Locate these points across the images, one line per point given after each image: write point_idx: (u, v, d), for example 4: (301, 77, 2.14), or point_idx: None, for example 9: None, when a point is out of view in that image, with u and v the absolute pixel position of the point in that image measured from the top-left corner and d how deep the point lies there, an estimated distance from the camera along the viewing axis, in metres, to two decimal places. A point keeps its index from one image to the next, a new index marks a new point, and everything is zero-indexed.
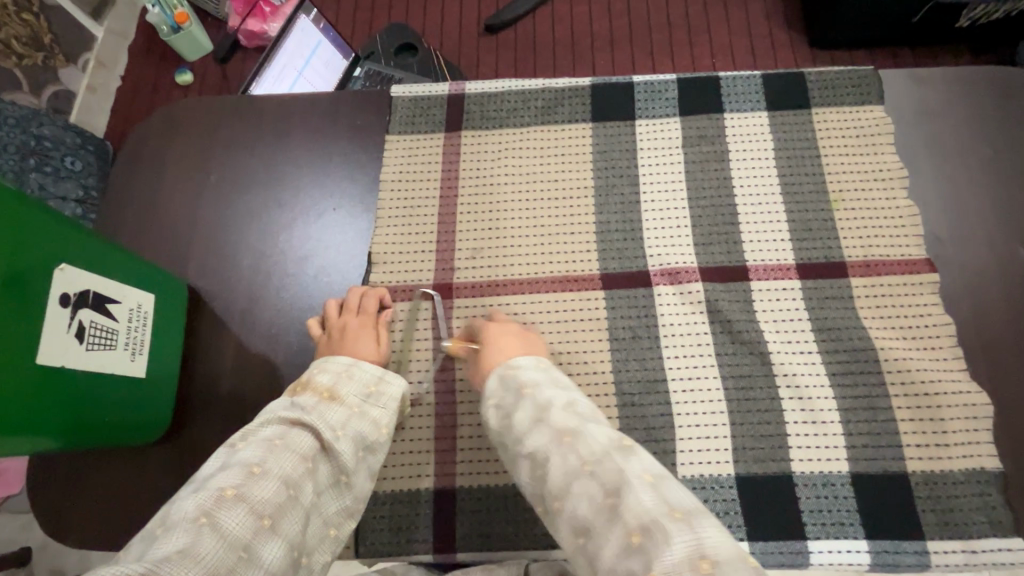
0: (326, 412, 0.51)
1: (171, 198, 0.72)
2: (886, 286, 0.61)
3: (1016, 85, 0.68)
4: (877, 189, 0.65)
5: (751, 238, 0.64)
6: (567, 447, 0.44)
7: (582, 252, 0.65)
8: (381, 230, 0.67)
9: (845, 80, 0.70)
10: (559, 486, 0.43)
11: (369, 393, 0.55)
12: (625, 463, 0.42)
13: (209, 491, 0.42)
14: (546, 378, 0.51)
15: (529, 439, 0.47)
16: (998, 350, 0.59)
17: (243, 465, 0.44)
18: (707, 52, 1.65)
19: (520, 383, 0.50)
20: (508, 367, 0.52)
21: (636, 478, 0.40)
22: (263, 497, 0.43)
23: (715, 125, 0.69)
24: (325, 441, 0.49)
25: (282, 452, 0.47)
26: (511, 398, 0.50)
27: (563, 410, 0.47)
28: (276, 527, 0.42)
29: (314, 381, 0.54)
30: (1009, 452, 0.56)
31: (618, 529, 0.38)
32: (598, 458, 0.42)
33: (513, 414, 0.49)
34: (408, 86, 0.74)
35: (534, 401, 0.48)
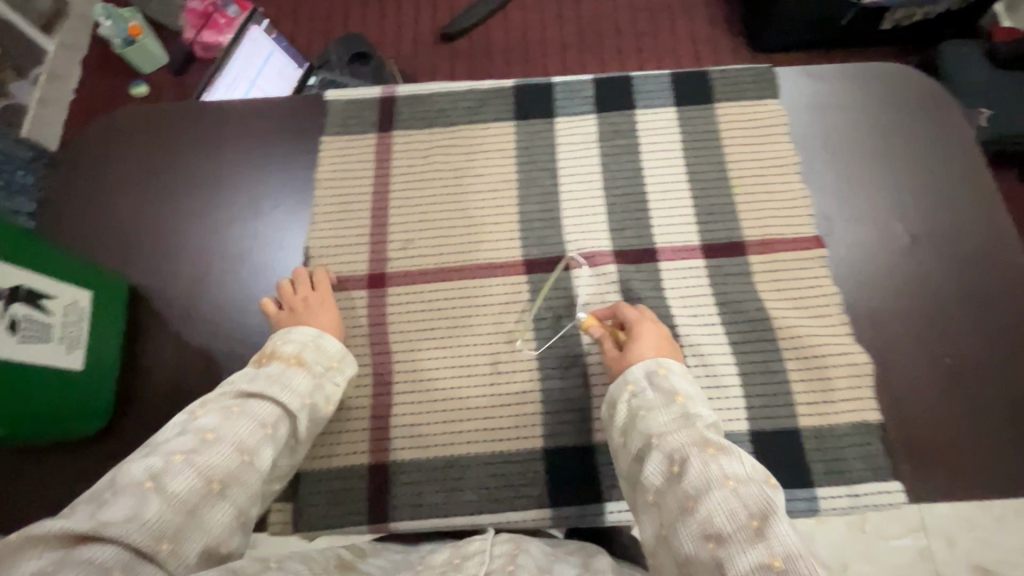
0: (291, 379, 0.56)
1: (113, 200, 0.74)
2: (781, 261, 0.68)
3: (892, 80, 0.76)
4: (774, 174, 0.71)
5: (661, 222, 0.69)
6: (712, 455, 0.47)
7: (506, 240, 0.69)
8: (317, 225, 0.71)
9: (745, 77, 0.76)
10: (696, 491, 0.44)
11: (331, 366, 0.60)
12: (771, 492, 0.44)
13: (163, 454, 0.46)
14: (695, 392, 0.55)
15: (658, 446, 0.50)
16: (881, 315, 0.65)
17: (198, 431, 0.49)
18: (653, 56, 1.73)
19: (674, 389, 0.54)
20: (659, 365, 0.57)
21: (783, 512, 0.42)
22: (212, 462, 0.47)
23: (628, 120, 0.75)
24: (285, 407, 0.54)
25: (238, 419, 0.51)
26: (662, 400, 0.54)
27: (665, 428, 0.51)
28: (223, 492, 0.47)
29: (280, 350, 0.59)
30: (890, 406, 0.62)
31: (756, 539, 0.40)
32: (749, 477, 0.45)
33: (655, 414, 0.53)
34: (342, 91, 0.78)
35: (685, 411, 0.52)
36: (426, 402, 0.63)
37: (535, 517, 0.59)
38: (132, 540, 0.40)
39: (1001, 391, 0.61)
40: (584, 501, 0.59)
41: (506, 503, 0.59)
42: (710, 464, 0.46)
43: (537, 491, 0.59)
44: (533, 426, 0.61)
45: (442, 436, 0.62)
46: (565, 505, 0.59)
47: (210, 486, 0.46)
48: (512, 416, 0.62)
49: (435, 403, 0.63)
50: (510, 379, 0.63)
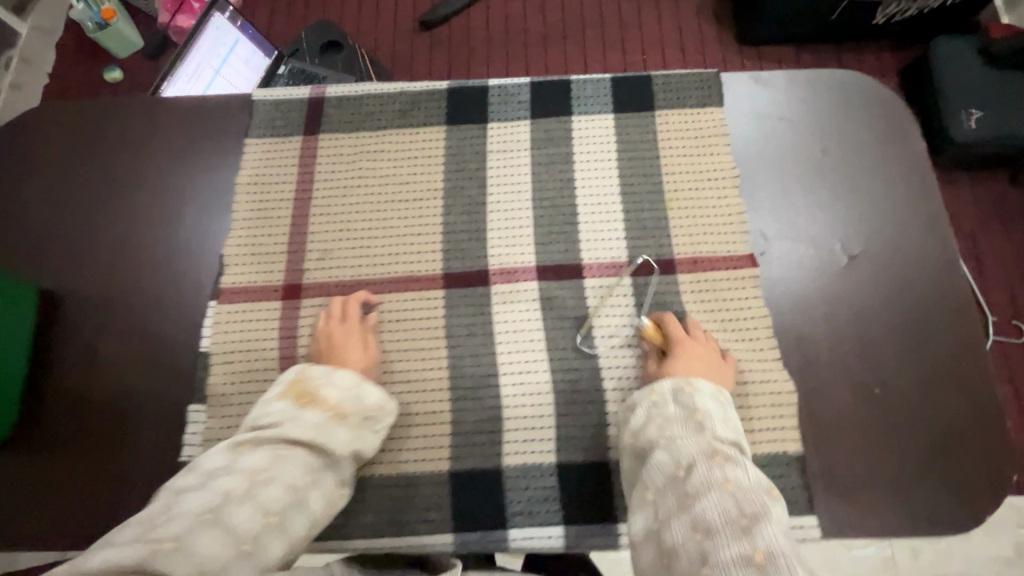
0: (332, 433, 0.53)
1: (32, 202, 0.73)
2: (711, 282, 0.65)
3: (843, 89, 0.72)
4: (710, 187, 0.68)
5: (588, 237, 0.67)
6: (719, 462, 0.47)
7: (428, 253, 0.67)
8: (234, 233, 0.69)
9: (689, 83, 0.73)
10: (694, 492, 0.44)
11: (368, 416, 0.57)
12: (769, 499, 0.43)
13: (216, 489, 0.44)
14: (720, 412, 0.53)
15: (660, 451, 0.50)
16: (809, 340, 0.62)
17: (249, 469, 0.47)
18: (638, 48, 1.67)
19: (694, 403, 0.53)
20: (685, 384, 0.55)
21: (777, 521, 0.41)
22: (271, 500, 0.46)
23: (563, 127, 0.72)
24: (327, 455, 0.52)
25: (287, 461, 0.49)
26: (680, 412, 0.53)
27: (682, 440, 0.50)
28: (278, 530, 0.45)
29: (321, 396, 0.55)
30: (810, 436, 0.60)
31: (737, 526, 0.40)
32: (751, 484, 0.44)
33: (670, 421, 0.53)
34: (269, 91, 0.75)
35: (703, 423, 0.51)
36: None
37: (437, 542, 0.58)
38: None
39: (928, 424, 0.59)
40: (488, 528, 0.58)
41: (408, 528, 0.58)
42: (715, 471, 0.45)
43: (440, 516, 0.58)
44: (439, 449, 0.60)
45: None
46: (468, 532, 0.58)
47: (268, 518, 0.45)
48: (422, 438, 0.60)
49: None
50: (421, 401, 0.62)
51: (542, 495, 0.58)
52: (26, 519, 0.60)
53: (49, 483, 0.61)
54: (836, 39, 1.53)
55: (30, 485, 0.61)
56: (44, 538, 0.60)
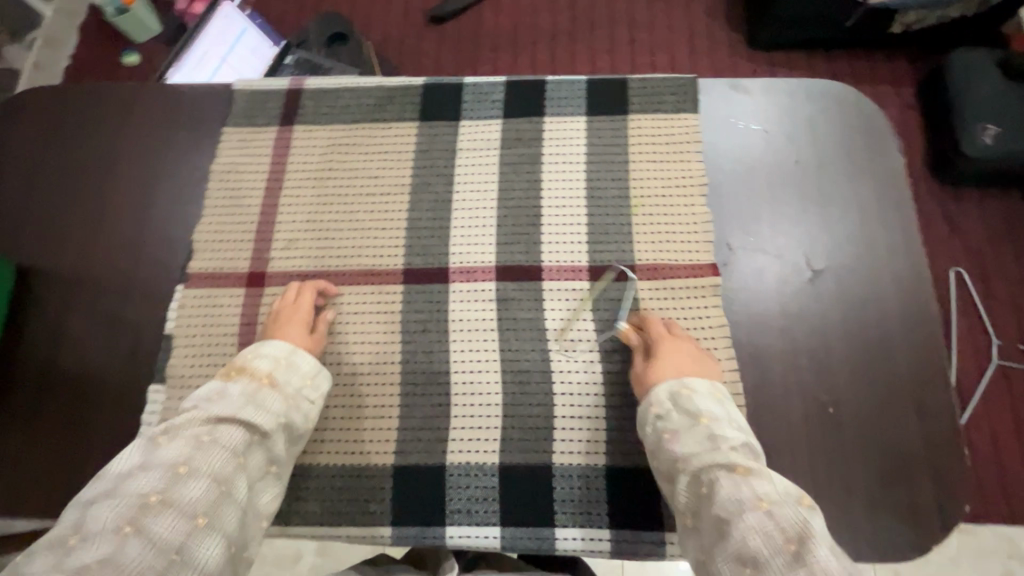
0: (263, 399, 0.55)
1: (12, 177, 0.74)
2: (670, 290, 0.64)
3: (824, 100, 0.70)
4: (677, 193, 0.67)
5: (550, 240, 0.66)
6: (749, 477, 0.45)
7: (390, 247, 0.68)
8: (205, 220, 0.70)
9: (665, 87, 0.71)
10: (729, 514, 0.43)
11: (304, 384, 0.59)
12: (810, 515, 0.43)
13: (132, 497, 0.46)
14: (720, 411, 0.53)
15: (698, 459, 0.49)
16: (766, 355, 0.61)
17: (169, 467, 0.48)
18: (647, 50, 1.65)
19: (695, 410, 0.53)
20: (682, 387, 0.55)
21: (820, 535, 0.41)
22: (192, 499, 0.47)
23: (534, 128, 0.71)
24: (256, 433, 0.53)
25: (211, 450, 0.50)
26: (681, 419, 0.53)
27: (736, 444, 0.49)
28: (210, 525, 0.47)
29: (252, 366, 0.57)
30: (759, 453, 0.58)
31: (761, 534, 0.40)
32: (782, 498, 0.43)
33: (683, 437, 0.52)
34: (249, 80, 0.76)
35: (710, 430, 0.51)
36: None
37: (374, 534, 0.58)
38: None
39: (879, 447, 0.58)
40: (426, 523, 0.58)
41: (349, 518, 0.59)
42: (729, 483, 0.45)
43: (381, 507, 0.59)
44: (384, 441, 0.61)
45: None
46: (406, 526, 0.58)
47: (195, 520, 0.46)
48: (370, 430, 0.62)
49: None
50: (375, 394, 0.63)
51: (482, 493, 0.59)
52: None
53: (15, 453, 0.63)
54: (849, 47, 1.49)
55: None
56: (3, 506, 0.61)
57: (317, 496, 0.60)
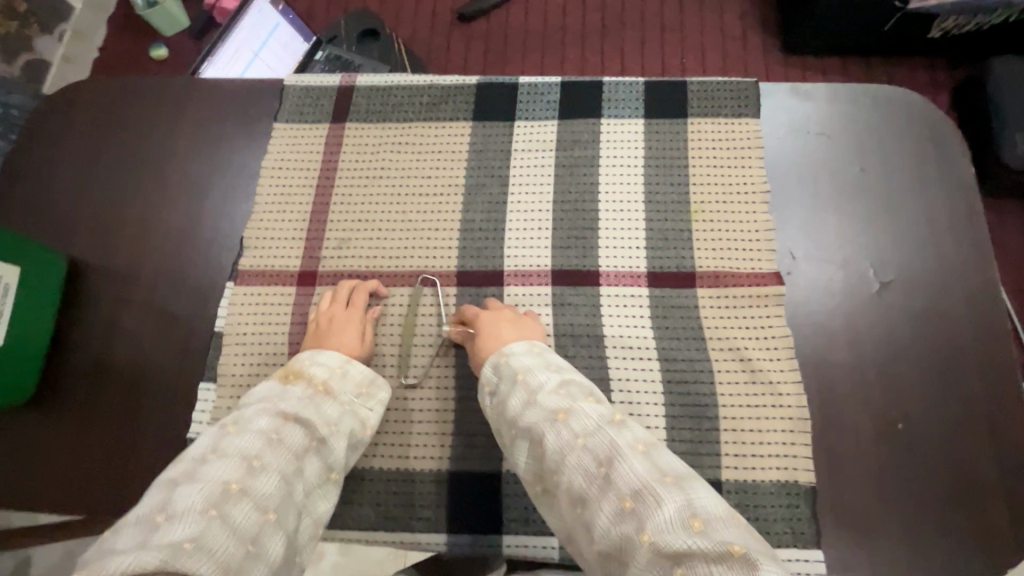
0: (320, 405, 0.56)
1: (66, 173, 0.75)
2: (732, 298, 0.62)
3: (890, 107, 0.69)
4: (739, 200, 0.66)
5: (608, 244, 0.65)
6: (563, 426, 0.47)
7: (444, 249, 0.67)
8: (256, 216, 0.69)
9: (725, 91, 0.70)
10: (558, 462, 0.46)
11: (360, 392, 0.59)
12: (616, 436, 0.45)
13: (214, 484, 0.46)
14: (539, 362, 0.53)
15: (524, 419, 0.50)
16: (832, 367, 0.60)
17: (243, 459, 0.48)
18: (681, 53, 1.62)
19: (513, 369, 0.53)
20: (500, 355, 0.55)
21: (629, 449, 0.44)
22: (265, 493, 0.47)
23: (591, 130, 0.70)
24: (318, 439, 0.54)
25: (279, 449, 0.51)
26: (508, 384, 0.53)
27: (553, 392, 0.50)
28: (278, 522, 0.47)
29: (308, 373, 0.58)
30: (825, 468, 0.57)
31: (611, 497, 0.42)
32: (592, 434, 0.46)
33: (508, 399, 0.52)
34: (301, 76, 0.75)
35: (526, 385, 0.51)
36: None
37: (429, 540, 0.57)
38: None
39: (951, 466, 0.56)
40: (482, 532, 0.57)
41: (404, 524, 0.58)
42: (562, 430, 0.47)
43: (436, 514, 0.58)
44: (438, 446, 0.60)
45: None
46: (463, 534, 0.57)
47: (266, 514, 0.46)
48: (424, 435, 0.60)
49: None
50: (429, 397, 0.62)
51: (540, 503, 0.57)
52: (42, 482, 0.62)
53: (67, 448, 0.63)
54: (888, 52, 1.45)
55: (46, 449, 0.63)
56: (58, 501, 0.61)
57: (370, 500, 0.59)
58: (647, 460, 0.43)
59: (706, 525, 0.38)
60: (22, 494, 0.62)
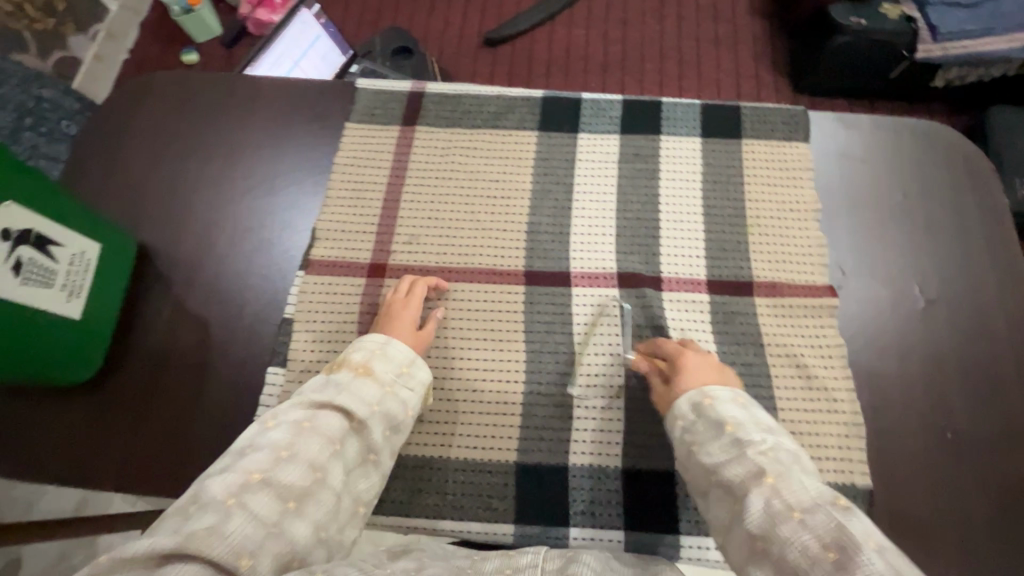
0: (359, 388, 0.55)
1: (134, 160, 0.76)
2: (788, 306, 0.66)
3: (930, 139, 0.74)
4: (790, 216, 0.70)
5: (669, 252, 0.68)
6: (772, 487, 0.42)
7: (512, 248, 0.69)
8: (328, 209, 0.72)
9: (776, 117, 0.75)
10: (765, 529, 0.40)
11: (400, 372, 0.58)
12: (834, 507, 0.39)
13: (240, 473, 0.47)
14: (746, 417, 0.50)
15: (729, 474, 0.46)
16: (883, 377, 0.63)
17: (272, 449, 0.49)
18: (712, 82, 1.61)
19: (720, 418, 0.50)
20: (702, 395, 0.53)
21: (861, 537, 0.37)
22: (289, 482, 0.48)
23: (651, 145, 0.74)
24: (357, 421, 0.54)
25: (309, 436, 0.51)
26: (707, 429, 0.51)
27: (760, 448, 0.46)
28: (301, 510, 0.47)
29: (350, 359, 0.58)
30: (879, 472, 0.59)
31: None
32: (807, 506, 0.40)
33: (706, 450, 0.49)
34: (372, 80, 0.78)
35: (735, 438, 0.48)
36: None
37: (495, 530, 0.58)
38: (210, 557, 0.40)
39: (1001, 477, 0.59)
40: (549, 522, 0.58)
41: (469, 513, 0.59)
42: (776, 498, 0.42)
43: (503, 504, 0.59)
44: (502, 437, 0.61)
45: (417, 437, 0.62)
46: (529, 525, 0.58)
47: (287, 503, 0.47)
48: (489, 426, 0.62)
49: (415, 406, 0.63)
50: (493, 389, 0.63)
51: (605, 496, 0.59)
52: (103, 460, 0.62)
53: (126, 428, 0.63)
54: (906, 97, 1.49)
55: (105, 426, 0.63)
56: (118, 481, 0.61)
57: (437, 488, 0.60)
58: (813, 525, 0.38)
59: None
60: (82, 472, 0.62)
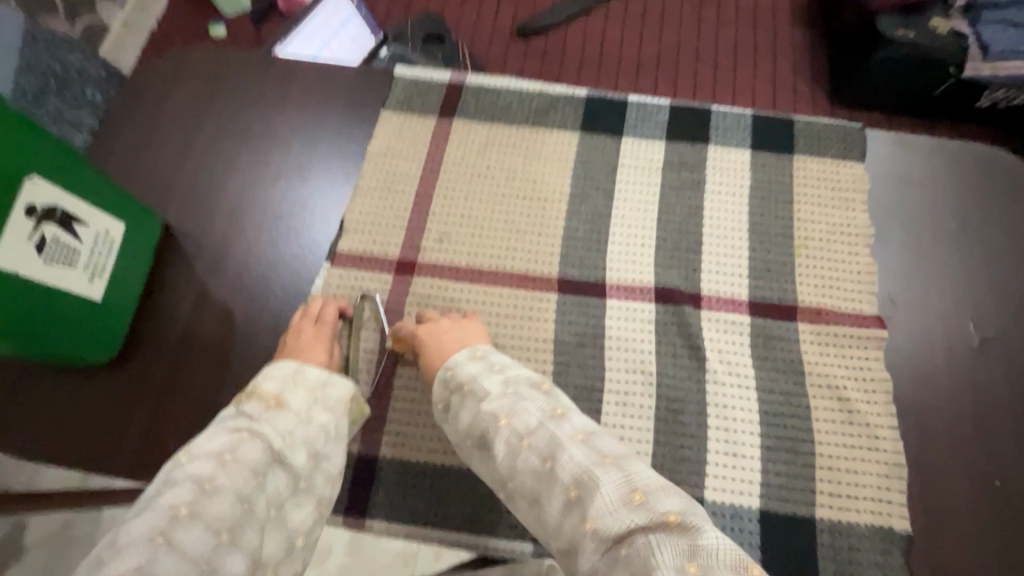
0: (273, 419, 0.51)
1: (162, 137, 0.74)
2: (832, 335, 0.63)
3: (993, 167, 0.70)
4: (840, 239, 0.67)
5: (710, 269, 0.65)
6: (506, 429, 0.48)
7: (546, 254, 0.67)
8: (358, 200, 0.69)
9: (831, 133, 0.71)
10: (507, 462, 0.47)
11: (315, 397, 0.54)
12: (556, 428, 0.47)
13: (161, 510, 0.42)
14: (485, 367, 0.53)
15: (473, 428, 0.50)
16: (931, 416, 0.60)
17: (193, 481, 0.44)
18: (749, 87, 1.56)
19: (460, 380, 0.53)
20: (446, 366, 0.55)
21: (569, 439, 0.46)
22: (218, 514, 0.43)
23: (697, 154, 0.71)
24: (276, 451, 0.48)
25: (233, 469, 0.45)
26: (457, 399, 0.52)
27: (498, 395, 0.50)
28: (235, 543, 0.42)
29: (260, 389, 0.53)
30: (921, 517, 0.56)
31: (558, 490, 0.44)
32: (534, 432, 0.47)
33: (457, 409, 0.52)
34: (411, 68, 0.76)
35: (473, 395, 0.51)
36: (429, 413, 0.61)
37: (513, 548, 0.56)
38: None
39: None
40: None
41: (487, 526, 0.57)
42: (508, 438, 0.48)
43: (522, 521, 0.57)
44: None
45: (437, 443, 0.60)
46: (550, 544, 0.56)
47: (219, 535, 0.42)
48: None
49: (437, 412, 0.61)
50: None
51: None
52: (114, 444, 0.61)
53: (141, 413, 0.62)
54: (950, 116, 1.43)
55: (118, 410, 0.62)
56: (131, 466, 0.60)
57: (456, 498, 0.58)
58: (584, 445, 0.46)
59: (646, 499, 0.41)
60: (97, 456, 0.60)
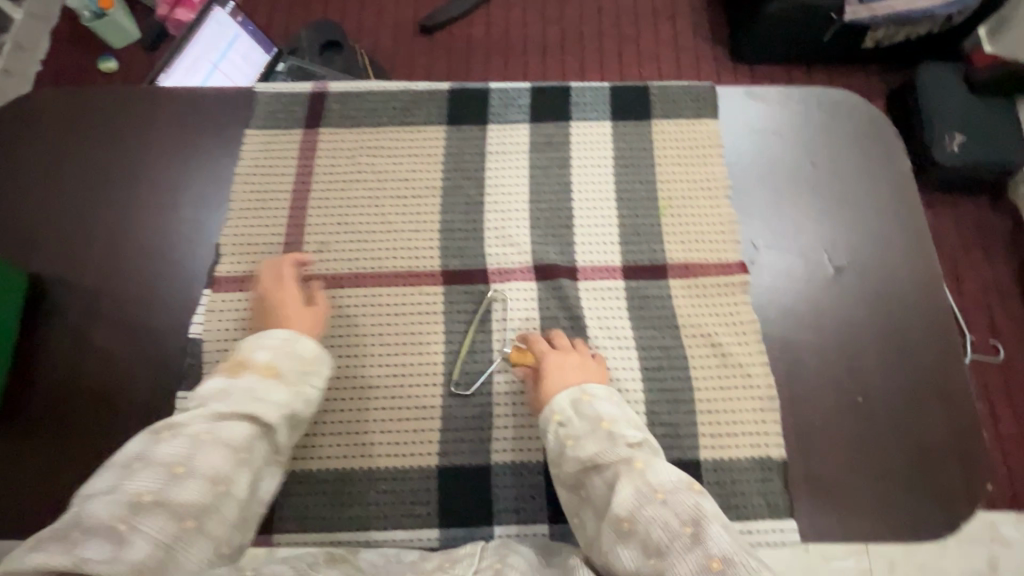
0: (269, 391, 0.53)
1: (25, 188, 0.72)
2: (701, 287, 0.66)
3: (836, 107, 0.74)
4: (701, 195, 0.70)
5: (585, 241, 0.68)
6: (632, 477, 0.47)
7: (425, 249, 0.68)
8: (232, 222, 0.69)
9: (685, 94, 0.74)
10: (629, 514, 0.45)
11: (306, 369, 0.56)
12: (653, 476, 0.47)
13: (112, 494, 0.43)
14: (621, 413, 0.54)
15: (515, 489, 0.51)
16: (796, 347, 0.64)
17: (124, 462, 0.46)
18: (652, 57, 1.59)
19: (597, 414, 0.53)
20: (582, 393, 0.55)
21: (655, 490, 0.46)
22: (179, 493, 0.45)
23: (561, 132, 0.73)
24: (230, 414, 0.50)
25: (171, 440, 0.47)
26: (585, 425, 0.53)
27: (630, 427, 0.53)
28: (191, 517, 0.45)
29: (251, 360, 0.54)
30: (796, 442, 0.61)
31: (696, 555, 0.41)
32: (672, 490, 0.46)
33: (581, 445, 0.51)
34: (271, 84, 0.75)
35: (609, 433, 0.51)
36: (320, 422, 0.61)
37: (422, 537, 0.58)
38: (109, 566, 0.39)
39: (909, 434, 0.61)
40: (474, 523, 0.58)
41: (394, 521, 0.58)
42: (641, 484, 0.47)
43: (427, 509, 0.59)
44: (423, 443, 0.61)
45: (334, 449, 0.61)
46: (454, 528, 0.58)
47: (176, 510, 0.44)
48: (410, 434, 0.61)
49: (328, 419, 0.62)
50: (412, 395, 0.62)
51: (527, 492, 0.59)
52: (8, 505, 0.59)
53: (35, 469, 0.60)
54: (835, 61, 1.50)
55: (7, 470, 0.61)
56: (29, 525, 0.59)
57: (360, 500, 0.59)
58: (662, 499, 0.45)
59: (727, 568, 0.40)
60: None
